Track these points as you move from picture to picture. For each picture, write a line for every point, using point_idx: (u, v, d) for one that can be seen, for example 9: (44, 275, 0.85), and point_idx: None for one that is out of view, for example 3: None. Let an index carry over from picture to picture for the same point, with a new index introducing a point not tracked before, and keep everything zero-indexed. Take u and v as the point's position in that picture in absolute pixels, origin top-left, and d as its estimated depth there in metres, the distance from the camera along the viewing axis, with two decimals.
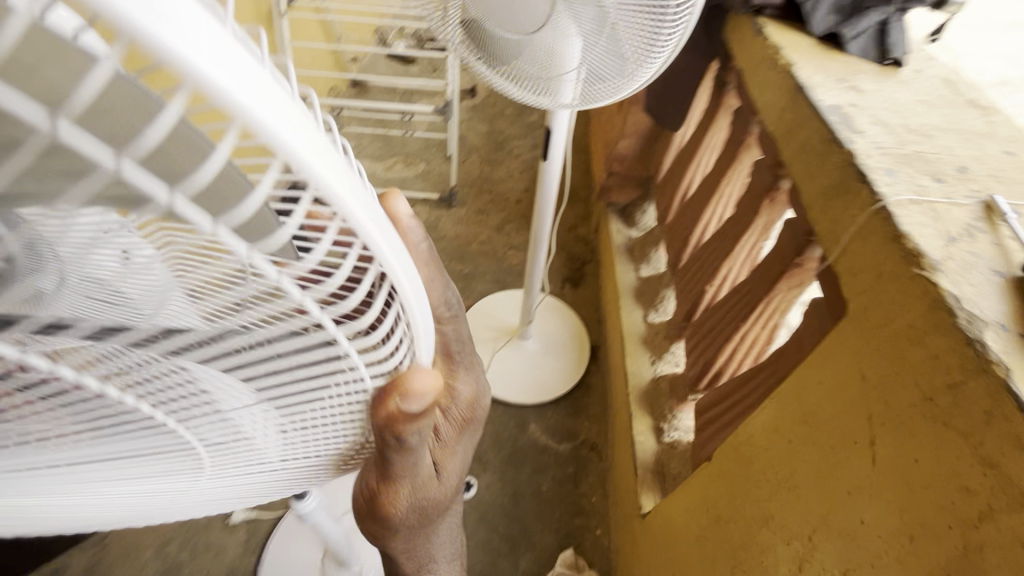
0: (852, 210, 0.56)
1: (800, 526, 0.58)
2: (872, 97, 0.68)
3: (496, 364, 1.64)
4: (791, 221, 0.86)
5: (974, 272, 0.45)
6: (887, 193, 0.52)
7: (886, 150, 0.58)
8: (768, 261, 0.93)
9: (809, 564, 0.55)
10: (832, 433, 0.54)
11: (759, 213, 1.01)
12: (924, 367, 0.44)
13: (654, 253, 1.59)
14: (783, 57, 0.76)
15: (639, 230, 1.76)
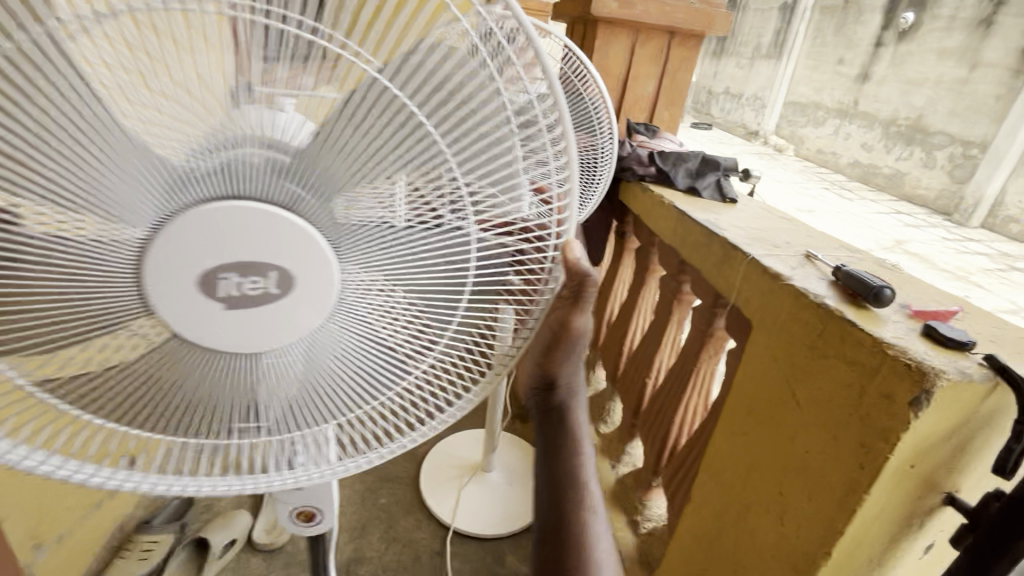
0: (736, 268, 0.88)
1: (771, 490, 0.76)
2: (726, 216, 1.08)
3: (464, 499, 1.65)
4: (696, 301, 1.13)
5: (810, 279, 0.76)
6: (751, 252, 0.86)
7: (743, 236, 0.94)
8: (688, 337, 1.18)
9: (785, 513, 0.72)
10: (769, 407, 0.77)
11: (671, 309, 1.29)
12: (804, 331, 0.71)
13: (593, 374, 1.85)
14: (666, 200, 1.18)
15: None
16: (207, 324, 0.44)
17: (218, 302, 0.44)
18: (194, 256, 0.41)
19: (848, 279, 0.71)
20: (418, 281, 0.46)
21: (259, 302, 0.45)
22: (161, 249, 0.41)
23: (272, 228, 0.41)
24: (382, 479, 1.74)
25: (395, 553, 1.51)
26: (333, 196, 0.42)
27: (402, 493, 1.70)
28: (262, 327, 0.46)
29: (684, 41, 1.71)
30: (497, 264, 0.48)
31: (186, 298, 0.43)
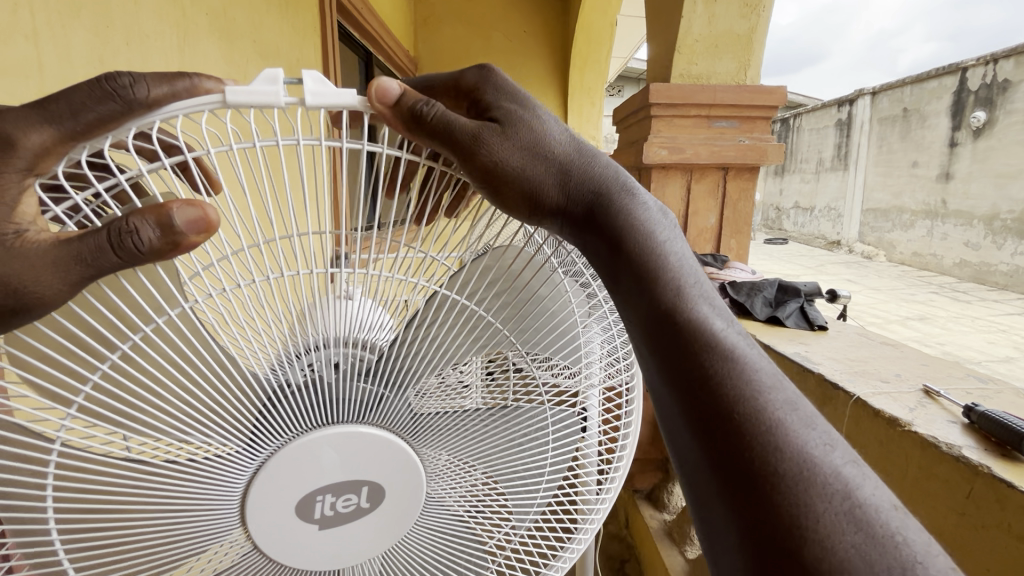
0: (840, 408, 0.78)
1: None
2: (819, 349, 0.99)
3: None
4: None
5: (936, 423, 0.65)
6: (855, 390, 0.76)
7: (843, 372, 0.85)
8: None
9: None
10: None
11: None
12: (946, 490, 0.59)
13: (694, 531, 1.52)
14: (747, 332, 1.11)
15: (671, 513, 1.71)
16: (288, 540, 0.49)
17: (314, 524, 0.50)
18: (315, 482, 0.48)
19: (988, 422, 0.60)
20: (507, 476, 0.58)
21: (350, 517, 0.51)
22: (267, 476, 0.46)
23: (382, 449, 0.49)
24: None
25: None
26: (408, 386, 0.49)
27: None
28: (355, 538, 0.52)
29: (740, 174, 1.77)
30: (558, 447, 0.61)
31: (284, 523, 0.48)
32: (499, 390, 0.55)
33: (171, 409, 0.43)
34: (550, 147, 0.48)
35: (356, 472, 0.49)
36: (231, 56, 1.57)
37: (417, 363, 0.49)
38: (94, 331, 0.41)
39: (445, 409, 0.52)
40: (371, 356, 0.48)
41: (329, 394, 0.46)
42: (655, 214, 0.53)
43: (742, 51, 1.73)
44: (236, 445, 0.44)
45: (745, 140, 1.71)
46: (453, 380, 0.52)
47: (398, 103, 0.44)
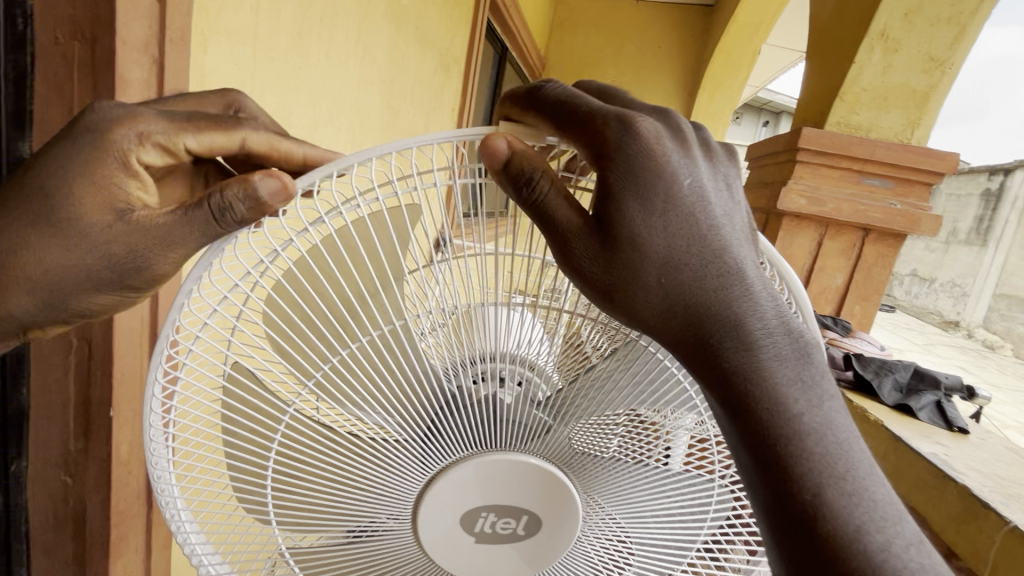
0: (988, 529, 0.70)
1: None
2: (960, 453, 0.90)
3: None
4: None
5: None
6: (1012, 516, 0.69)
7: (993, 488, 0.77)
8: None
9: None
10: None
11: None
12: None
13: None
14: (872, 416, 1.03)
15: None
16: (449, 544, 0.53)
17: (472, 536, 0.54)
18: (481, 500, 0.52)
19: None
20: (642, 537, 0.56)
21: (505, 538, 0.55)
22: (438, 489, 0.50)
23: (540, 481, 0.51)
24: None
25: None
26: (569, 423, 0.50)
27: None
28: (502, 555, 0.56)
29: (882, 239, 1.63)
30: (714, 517, 0.55)
31: (450, 532, 0.53)
32: (648, 445, 0.52)
33: (366, 408, 0.47)
34: (673, 279, 0.39)
35: (507, 498, 0.52)
36: (396, 39, 1.67)
37: (586, 406, 0.49)
38: (321, 327, 0.46)
39: (589, 453, 0.52)
40: (528, 395, 0.49)
41: (497, 418, 0.49)
42: (806, 374, 0.41)
43: (915, 107, 1.58)
44: (417, 450, 0.49)
45: (897, 204, 1.58)
46: (613, 428, 0.51)
47: (506, 163, 0.41)
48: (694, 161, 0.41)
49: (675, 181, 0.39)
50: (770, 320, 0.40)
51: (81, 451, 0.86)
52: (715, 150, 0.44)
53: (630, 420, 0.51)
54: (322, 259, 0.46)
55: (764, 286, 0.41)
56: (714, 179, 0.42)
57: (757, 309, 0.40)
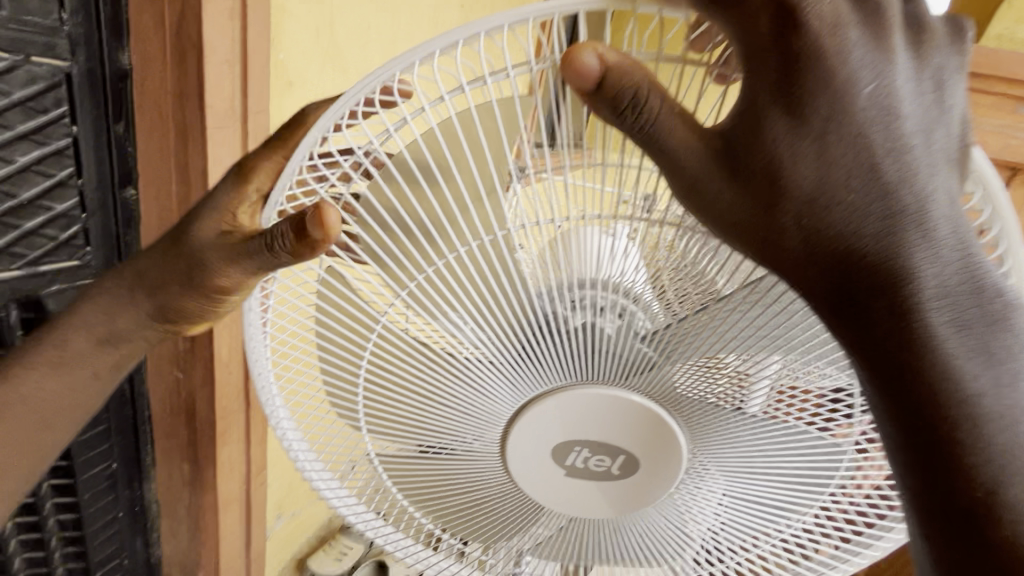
0: None
1: None
2: None
3: None
4: None
5: None
6: None
7: None
8: None
9: None
10: None
11: None
12: None
13: None
14: None
15: None
16: (537, 473, 0.53)
17: (562, 469, 0.53)
18: (572, 434, 0.51)
19: None
20: (736, 487, 0.53)
21: (597, 476, 0.53)
22: (533, 412, 0.50)
23: (636, 416, 0.49)
24: None
25: None
26: (672, 361, 0.46)
27: None
28: (596, 495, 0.54)
29: None
30: (819, 473, 0.51)
31: (543, 460, 0.52)
32: (756, 391, 0.48)
33: (457, 326, 0.46)
34: (820, 216, 0.34)
35: (601, 430, 0.50)
36: None
37: (692, 343, 0.45)
38: (418, 237, 0.45)
39: (697, 396, 0.48)
40: (625, 330, 0.45)
41: (595, 346, 0.46)
42: (995, 344, 0.34)
43: None
44: (508, 371, 0.48)
45: None
46: (720, 367, 0.47)
47: (596, 86, 0.35)
48: (888, 57, 0.33)
49: (856, 92, 0.32)
50: (948, 276, 0.34)
51: (188, 350, 0.95)
52: (934, 32, 0.35)
53: (739, 361, 0.46)
54: (410, 166, 0.43)
55: (951, 231, 0.33)
56: (918, 81, 0.34)
57: (934, 254, 0.33)
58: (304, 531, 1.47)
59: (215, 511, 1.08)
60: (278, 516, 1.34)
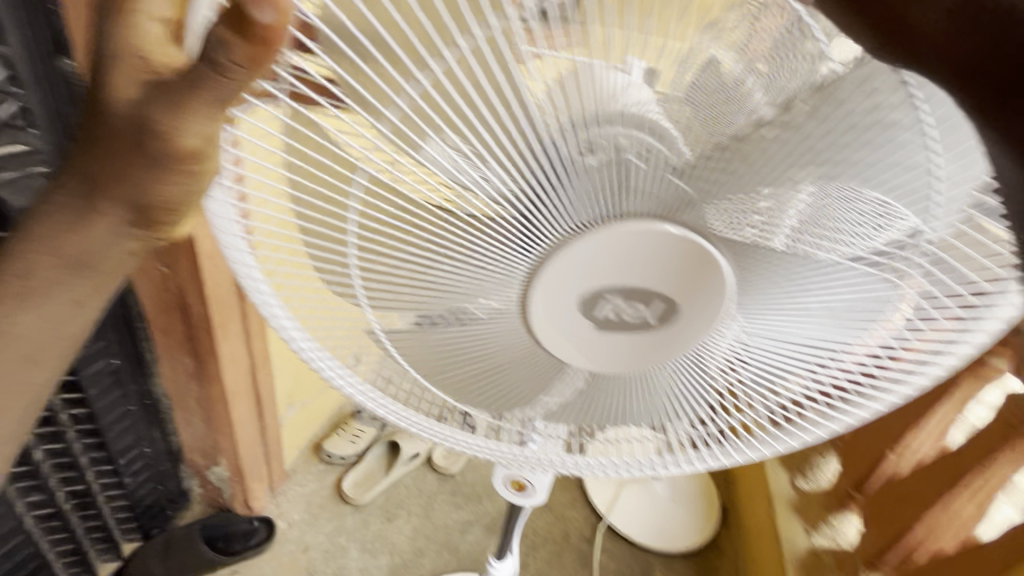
0: None
1: None
2: None
3: (624, 499, 1.52)
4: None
5: None
6: None
7: None
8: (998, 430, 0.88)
9: None
10: None
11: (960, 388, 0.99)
12: None
13: None
14: None
15: None
16: (561, 328, 0.52)
17: (590, 322, 0.52)
18: (595, 282, 0.49)
19: None
20: (764, 332, 0.53)
21: (633, 328, 0.52)
22: (561, 261, 0.47)
23: (660, 255, 0.47)
24: None
25: (547, 521, 1.47)
26: (700, 196, 0.44)
27: None
28: (621, 345, 0.54)
29: None
30: (852, 319, 0.50)
31: (567, 313, 0.51)
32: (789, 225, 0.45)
33: (458, 169, 0.41)
34: None
35: (622, 274, 0.48)
36: None
37: (719, 170, 0.43)
38: (392, 61, 0.38)
39: (725, 233, 0.46)
40: (645, 162, 0.42)
41: (614, 183, 0.43)
42: None
43: None
44: (519, 217, 0.44)
45: None
46: (750, 202, 0.43)
47: None
48: None
49: None
50: None
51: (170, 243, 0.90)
52: None
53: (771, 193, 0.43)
54: None
55: None
56: None
57: None
58: (318, 418, 1.53)
59: (224, 401, 1.11)
60: (290, 407, 1.40)
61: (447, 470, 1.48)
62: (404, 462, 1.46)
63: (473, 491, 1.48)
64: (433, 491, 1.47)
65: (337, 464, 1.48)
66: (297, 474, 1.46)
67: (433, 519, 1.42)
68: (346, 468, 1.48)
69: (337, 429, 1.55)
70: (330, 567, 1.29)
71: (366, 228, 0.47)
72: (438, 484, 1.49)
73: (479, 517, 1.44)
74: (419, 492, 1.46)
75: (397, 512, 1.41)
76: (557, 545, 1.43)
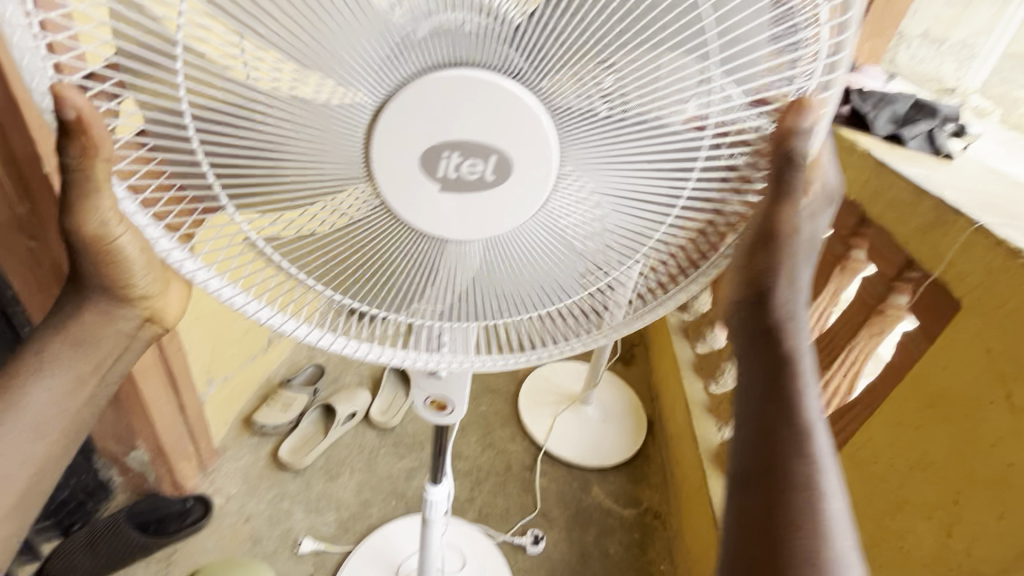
0: (952, 234, 0.72)
1: (941, 479, 0.65)
2: (946, 174, 0.89)
3: (558, 427, 1.62)
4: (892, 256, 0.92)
5: None
6: (982, 219, 0.69)
7: (971, 199, 0.76)
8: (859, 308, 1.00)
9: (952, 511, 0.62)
10: (960, 404, 0.64)
11: (831, 280, 1.11)
12: None
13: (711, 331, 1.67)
14: (863, 146, 0.99)
15: None
16: (409, 197, 0.48)
17: (434, 183, 0.47)
18: (435, 135, 0.45)
19: None
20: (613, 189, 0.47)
21: (470, 188, 0.48)
22: (391, 123, 0.44)
23: (507, 127, 0.44)
24: (483, 389, 1.76)
25: (489, 457, 1.55)
26: (551, 70, 0.41)
27: (501, 406, 1.71)
28: (471, 215, 0.49)
29: None
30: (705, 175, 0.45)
31: (407, 178, 0.47)
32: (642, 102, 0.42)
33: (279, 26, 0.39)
34: None
35: (460, 131, 0.45)
36: None
37: (566, 36, 0.40)
38: None
39: (576, 109, 0.43)
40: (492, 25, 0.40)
41: (459, 48, 0.41)
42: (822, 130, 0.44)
43: None
44: (359, 87, 0.42)
45: None
46: (603, 73, 0.41)
47: None
48: None
49: None
50: None
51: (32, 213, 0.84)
52: None
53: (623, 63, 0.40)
54: None
55: None
56: None
57: None
58: (246, 391, 1.51)
59: (131, 380, 1.05)
60: (211, 382, 1.36)
61: (385, 424, 1.51)
62: (341, 423, 1.46)
63: (413, 439, 1.52)
64: (374, 446, 1.49)
65: (270, 434, 1.46)
66: (229, 449, 1.42)
67: (377, 470, 1.44)
68: (281, 437, 1.47)
69: (266, 401, 1.52)
70: (276, 531, 1.28)
71: (196, 111, 0.43)
72: (379, 439, 1.51)
73: (423, 463, 1.47)
74: (360, 449, 1.48)
75: (340, 470, 1.42)
76: (500, 476, 1.51)
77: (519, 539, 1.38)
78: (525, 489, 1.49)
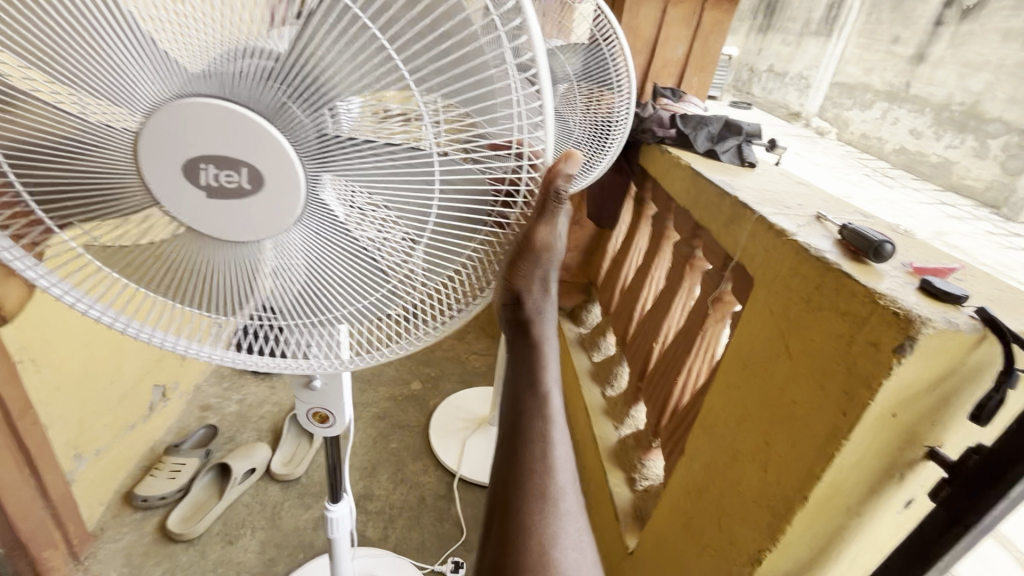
0: (744, 224, 0.88)
1: (757, 425, 0.76)
2: (743, 180, 1.07)
3: (469, 451, 1.65)
4: (716, 248, 1.08)
5: (818, 234, 0.76)
6: (760, 210, 0.85)
7: (756, 196, 0.94)
8: (703, 297, 1.14)
9: (768, 449, 0.73)
10: (761, 359, 0.77)
11: (684, 277, 1.27)
12: (802, 285, 0.70)
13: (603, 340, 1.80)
14: (683, 163, 1.18)
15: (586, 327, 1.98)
16: (181, 198, 0.54)
17: (201, 190, 0.53)
18: (199, 152, 0.50)
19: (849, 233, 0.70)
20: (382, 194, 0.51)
21: (232, 193, 0.53)
22: (152, 137, 0.49)
23: (271, 153, 0.49)
24: (393, 426, 1.75)
25: (401, 492, 1.54)
26: (320, 103, 0.45)
27: (411, 441, 1.71)
28: (238, 220, 0.54)
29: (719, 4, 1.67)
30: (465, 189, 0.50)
31: (174, 182, 0.52)
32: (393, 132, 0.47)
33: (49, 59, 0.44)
34: None
35: (222, 150, 0.50)
36: None
37: (321, 72, 0.44)
38: None
39: (344, 136, 0.47)
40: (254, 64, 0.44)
41: (228, 84, 0.46)
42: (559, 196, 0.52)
43: None
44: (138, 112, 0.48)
45: None
46: (361, 106, 0.46)
47: None
48: None
49: None
50: None
51: None
52: None
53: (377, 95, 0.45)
54: None
55: None
56: None
57: None
58: (123, 466, 1.39)
59: None
60: (81, 458, 1.24)
61: (287, 475, 1.46)
62: (238, 482, 1.40)
63: (320, 488, 1.47)
64: (278, 500, 1.43)
65: (156, 505, 1.35)
66: (108, 530, 1.29)
67: (281, 525, 1.37)
68: (169, 508, 1.36)
69: (150, 471, 1.42)
70: None
71: None
72: (282, 493, 1.45)
73: None
74: (262, 506, 1.41)
75: (240, 531, 1.34)
76: (415, 510, 1.50)
77: (438, 567, 1.35)
78: (440, 519, 1.49)
